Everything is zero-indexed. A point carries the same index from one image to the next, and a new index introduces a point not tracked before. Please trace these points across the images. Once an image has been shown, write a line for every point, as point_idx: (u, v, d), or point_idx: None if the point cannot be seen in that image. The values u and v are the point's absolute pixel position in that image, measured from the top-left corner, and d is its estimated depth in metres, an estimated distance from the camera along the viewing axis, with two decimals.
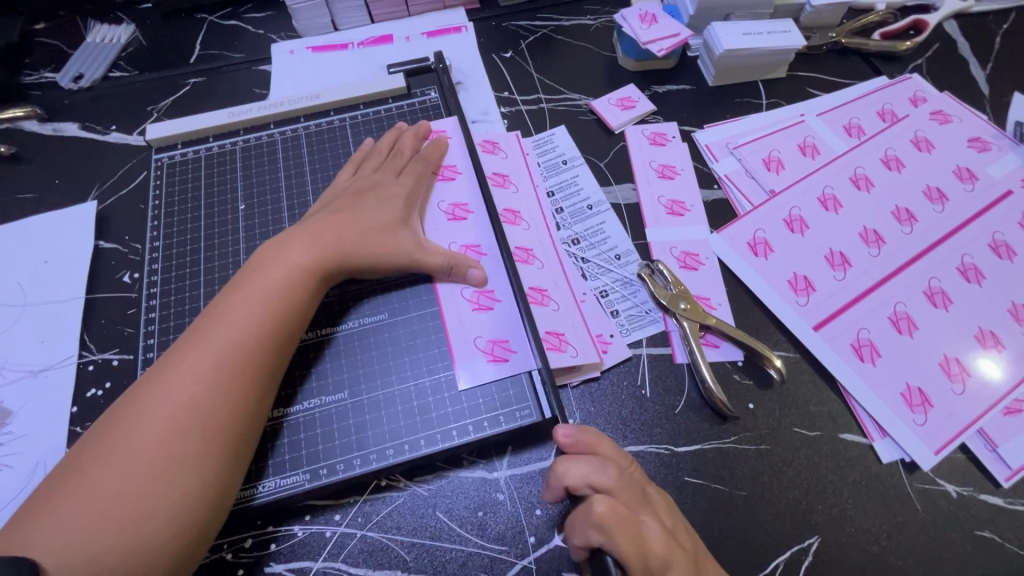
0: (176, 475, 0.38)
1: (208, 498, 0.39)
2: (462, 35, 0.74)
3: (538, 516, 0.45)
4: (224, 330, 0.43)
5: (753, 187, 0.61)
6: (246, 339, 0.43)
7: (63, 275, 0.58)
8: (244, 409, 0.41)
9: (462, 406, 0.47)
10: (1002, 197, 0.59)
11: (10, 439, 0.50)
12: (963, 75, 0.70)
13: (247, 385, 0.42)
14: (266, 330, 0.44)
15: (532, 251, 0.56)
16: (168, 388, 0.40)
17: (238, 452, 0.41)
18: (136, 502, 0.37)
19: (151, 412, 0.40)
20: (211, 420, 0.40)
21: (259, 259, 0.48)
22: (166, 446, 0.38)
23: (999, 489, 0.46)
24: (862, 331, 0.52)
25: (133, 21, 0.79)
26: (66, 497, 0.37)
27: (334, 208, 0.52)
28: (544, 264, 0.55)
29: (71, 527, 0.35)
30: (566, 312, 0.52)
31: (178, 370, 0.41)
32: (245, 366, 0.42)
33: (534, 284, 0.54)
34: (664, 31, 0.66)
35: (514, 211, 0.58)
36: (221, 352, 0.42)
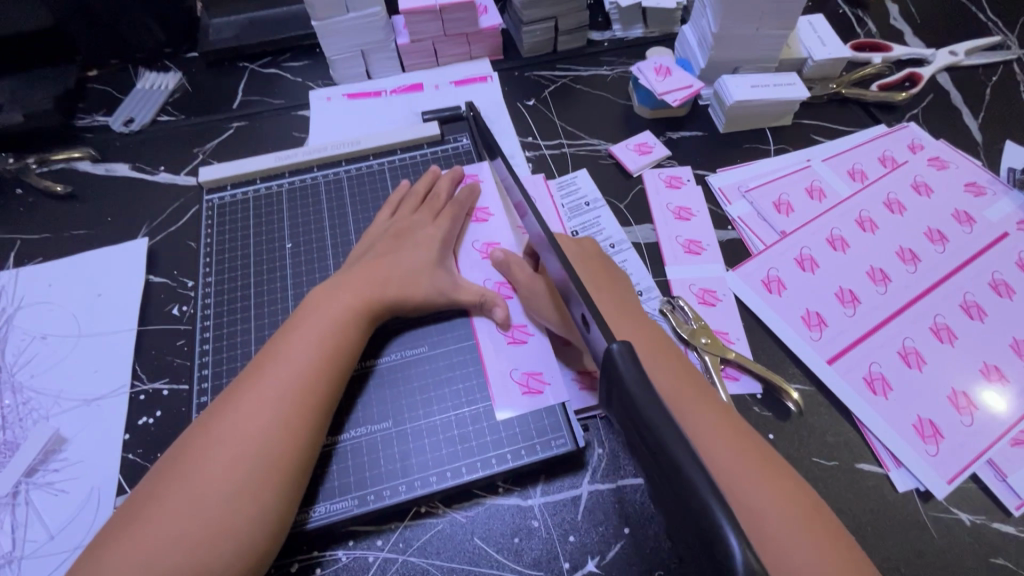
0: (241, 503, 0.41)
1: (268, 524, 0.41)
2: (488, 84, 0.80)
3: (572, 542, 0.47)
4: (285, 367, 0.46)
5: (765, 228, 0.65)
6: (306, 374, 0.46)
7: (115, 308, 0.61)
8: (303, 441, 0.44)
9: (500, 435, 0.50)
10: (999, 239, 0.63)
11: (66, 465, 0.52)
12: (957, 124, 0.75)
13: (305, 417, 0.45)
14: (322, 365, 0.47)
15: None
16: (236, 419, 0.44)
17: (296, 482, 0.43)
18: (205, 529, 0.39)
19: (220, 442, 0.43)
20: (274, 451, 0.43)
21: (313, 300, 0.52)
22: (233, 476, 0.41)
23: (1010, 517, 0.49)
24: (873, 366, 0.55)
25: (179, 69, 0.84)
26: (144, 524, 0.40)
27: (379, 250, 0.56)
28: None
29: (150, 551, 0.39)
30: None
31: (245, 404, 0.44)
32: (304, 400, 0.45)
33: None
34: (677, 83, 0.72)
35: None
36: (283, 386, 0.45)
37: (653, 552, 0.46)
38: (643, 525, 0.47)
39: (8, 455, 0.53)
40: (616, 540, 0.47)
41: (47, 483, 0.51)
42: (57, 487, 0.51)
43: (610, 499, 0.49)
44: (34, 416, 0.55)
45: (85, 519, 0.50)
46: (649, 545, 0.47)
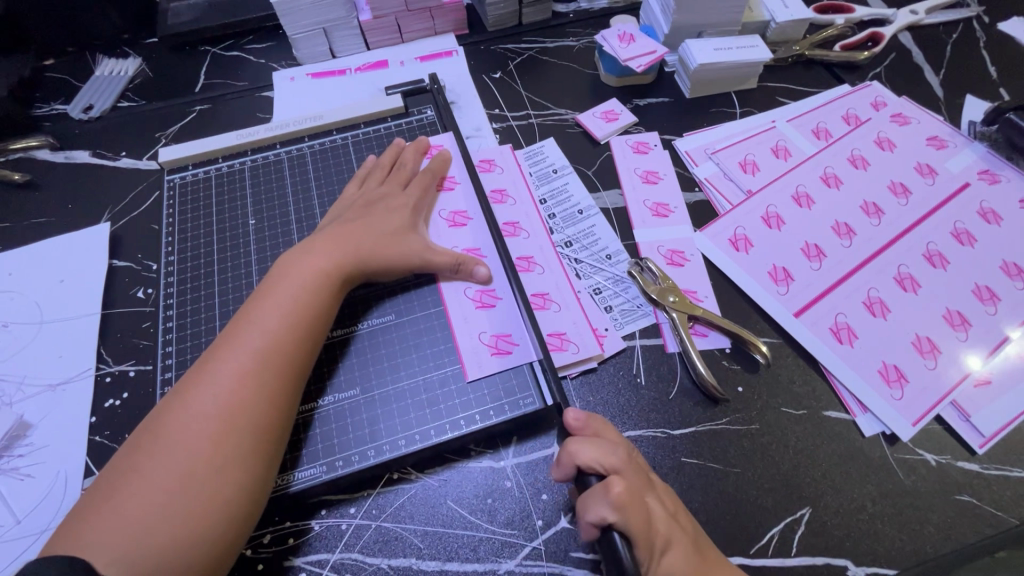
0: (224, 471, 0.41)
1: (253, 491, 0.42)
2: (453, 58, 0.79)
3: (545, 499, 0.47)
4: (256, 338, 0.46)
5: (732, 189, 0.65)
6: (281, 341, 0.46)
7: (78, 293, 0.60)
8: (281, 409, 0.44)
9: (469, 397, 0.50)
10: (961, 189, 0.64)
11: (31, 450, 0.52)
12: (919, 80, 0.75)
13: (284, 387, 0.45)
14: (296, 332, 0.47)
15: (530, 258, 0.60)
16: (212, 389, 0.43)
17: (276, 450, 0.44)
18: (191, 500, 0.39)
19: (196, 413, 0.42)
20: (254, 422, 0.43)
21: (282, 266, 0.51)
22: (214, 448, 0.41)
23: (975, 455, 0.49)
24: (839, 316, 0.55)
25: (139, 55, 0.83)
26: (124, 496, 0.39)
27: (345, 219, 0.55)
28: (542, 267, 0.59)
29: (134, 526, 0.38)
30: (565, 313, 0.56)
31: (219, 375, 0.44)
32: (281, 370, 0.45)
33: (538, 289, 0.58)
34: (641, 49, 0.72)
35: (513, 223, 0.62)
36: (257, 354, 0.45)
37: None
38: None
39: None
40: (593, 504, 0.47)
41: (13, 468, 0.51)
42: (23, 472, 0.50)
43: None
44: None
45: (53, 501, 0.49)
46: None
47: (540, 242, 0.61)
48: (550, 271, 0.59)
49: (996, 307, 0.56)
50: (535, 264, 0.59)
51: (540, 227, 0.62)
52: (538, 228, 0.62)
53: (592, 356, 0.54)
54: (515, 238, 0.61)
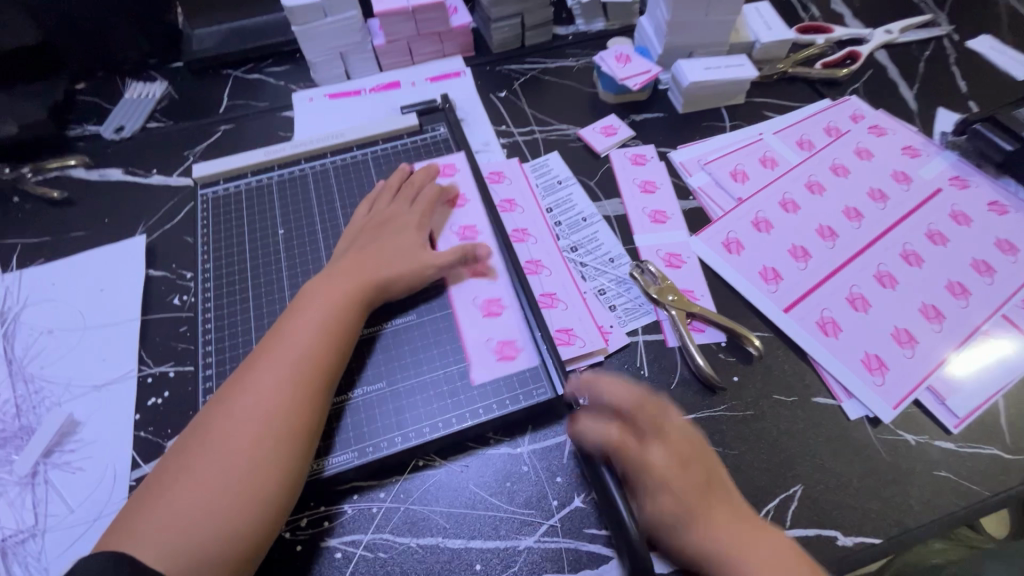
0: (261, 470, 0.45)
1: (285, 489, 0.45)
2: (462, 79, 0.85)
3: (560, 481, 0.52)
4: (292, 349, 0.50)
5: (724, 196, 0.71)
6: (312, 353, 0.50)
7: (118, 301, 0.65)
8: (311, 414, 0.48)
9: (486, 388, 0.55)
10: (934, 194, 0.69)
11: (81, 445, 0.56)
12: (894, 94, 0.81)
13: (315, 393, 0.49)
14: (325, 344, 0.51)
15: (536, 262, 0.65)
16: (250, 397, 0.48)
17: (307, 452, 0.48)
18: (231, 497, 0.44)
19: (236, 418, 0.47)
20: (287, 426, 0.47)
21: (313, 287, 0.56)
22: (253, 448, 0.45)
23: (950, 435, 0.54)
24: (825, 311, 0.60)
25: (165, 78, 0.88)
26: (174, 494, 0.44)
27: (364, 241, 0.61)
28: (548, 270, 0.64)
29: (182, 521, 0.43)
30: (570, 312, 0.61)
31: (257, 384, 0.48)
32: (312, 375, 0.49)
33: (544, 290, 0.62)
34: (637, 69, 0.77)
35: (521, 229, 0.67)
36: (290, 365, 0.49)
37: None
38: None
39: (24, 439, 0.56)
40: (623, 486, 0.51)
41: (64, 462, 0.55)
42: (74, 466, 0.54)
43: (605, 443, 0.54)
44: (46, 403, 0.58)
45: (103, 492, 0.53)
46: None
47: (546, 246, 0.66)
48: (555, 272, 0.64)
49: (967, 301, 0.61)
50: (542, 267, 0.64)
51: (546, 233, 0.67)
52: (544, 234, 0.67)
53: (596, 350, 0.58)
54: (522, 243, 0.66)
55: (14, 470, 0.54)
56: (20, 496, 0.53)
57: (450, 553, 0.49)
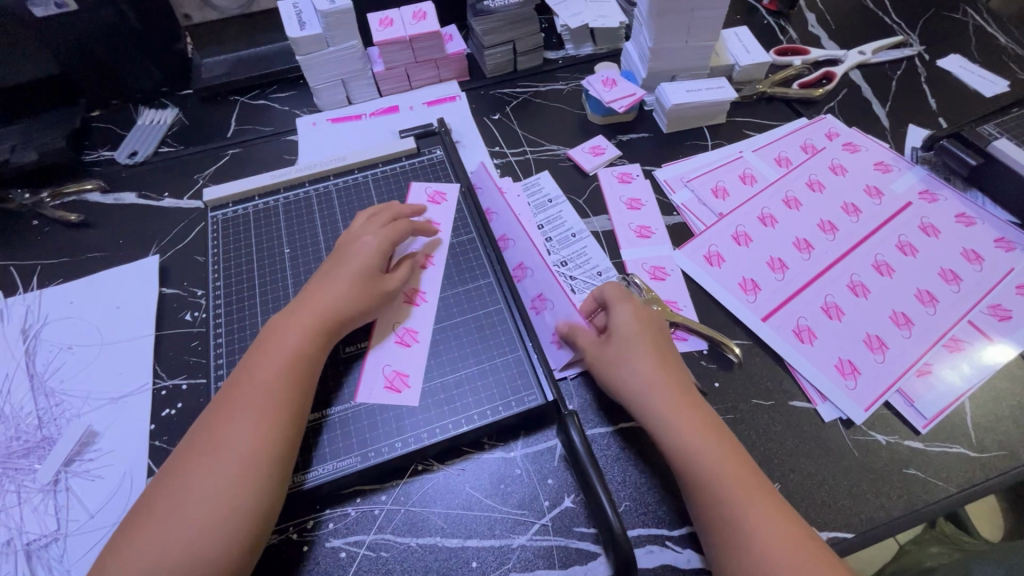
0: (227, 501, 0.47)
1: (250, 520, 0.47)
2: (457, 102, 0.89)
3: (551, 483, 0.55)
4: (256, 386, 0.52)
5: (705, 212, 0.75)
6: (275, 386, 0.52)
7: (133, 318, 0.68)
8: (276, 444, 0.50)
9: (481, 396, 0.58)
10: (904, 207, 0.73)
11: (100, 454, 0.59)
12: (868, 112, 0.86)
13: (279, 425, 0.51)
14: (287, 377, 0.53)
15: (518, 268, 0.68)
16: (218, 433, 0.50)
17: (276, 482, 0.49)
18: (197, 531, 0.45)
19: (205, 454, 0.49)
20: (252, 457, 0.48)
21: (277, 321, 0.57)
22: (223, 485, 0.47)
23: (919, 435, 0.57)
24: (800, 319, 0.64)
25: (176, 105, 0.93)
26: (145, 533, 0.46)
27: (323, 273, 0.61)
28: (529, 275, 0.67)
29: (151, 557, 0.44)
30: (553, 312, 0.63)
31: (225, 419, 0.50)
32: (275, 409, 0.51)
33: (530, 294, 0.66)
34: (623, 92, 0.82)
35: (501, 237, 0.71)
36: (254, 399, 0.51)
37: (620, 488, 0.54)
38: (610, 466, 0.55)
39: (46, 449, 0.60)
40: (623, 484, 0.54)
41: (84, 471, 0.58)
42: (93, 474, 0.58)
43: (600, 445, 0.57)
44: (66, 415, 0.62)
45: (121, 498, 0.56)
46: (612, 487, 0.54)
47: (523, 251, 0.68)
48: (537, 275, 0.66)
49: (935, 308, 0.64)
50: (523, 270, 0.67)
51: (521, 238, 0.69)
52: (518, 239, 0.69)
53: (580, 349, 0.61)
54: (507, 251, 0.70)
55: (37, 478, 0.57)
56: (43, 503, 0.56)
57: (448, 551, 0.52)
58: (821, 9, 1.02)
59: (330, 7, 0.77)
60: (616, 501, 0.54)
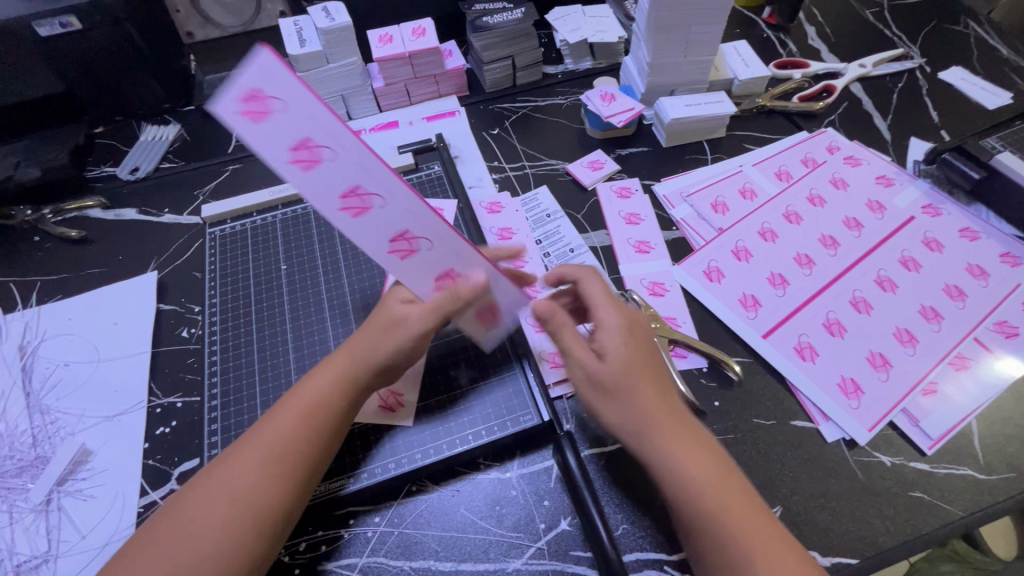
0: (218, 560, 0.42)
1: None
2: (456, 117, 0.89)
3: (547, 505, 0.54)
4: (278, 436, 0.48)
5: (705, 226, 0.74)
6: (297, 439, 0.48)
7: (130, 335, 0.68)
8: (285, 504, 0.46)
9: (476, 416, 0.58)
10: (907, 222, 0.72)
11: (93, 473, 0.58)
12: (870, 125, 0.85)
13: (293, 485, 0.47)
14: (311, 431, 0.49)
15: (321, 153, 0.41)
16: (227, 480, 0.45)
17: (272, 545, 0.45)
18: None
19: (208, 502, 0.44)
20: (257, 516, 0.44)
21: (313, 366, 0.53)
22: (217, 544, 0.43)
23: (924, 456, 0.56)
24: (802, 336, 0.63)
25: (178, 121, 0.93)
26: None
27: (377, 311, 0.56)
28: (337, 163, 0.41)
29: None
30: (392, 212, 0.45)
31: (236, 467, 0.46)
32: (291, 468, 0.47)
33: (387, 229, 0.46)
34: (621, 106, 0.81)
35: (268, 109, 0.38)
36: (272, 450, 0.47)
37: (617, 511, 0.53)
38: (607, 488, 0.54)
39: (39, 469, 0.59)
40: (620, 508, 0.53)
41: (77, 490, 0.58)
42: (86, 494, 0.57)
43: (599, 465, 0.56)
44: (61, 433, 0.61)
45: (112, 519, 0.56)
46: (609, 510, 0.53)
47: (312, 107, 0.39)
48: (351, 154, 0.41)
49: (940, 325, 0.63)
50: (325, 151, 0.41)
51: (310, 95, 0.38)
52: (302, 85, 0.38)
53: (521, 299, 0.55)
54: (291, 168, 0.40)
55: (29, 498, 0.57)
56: (34, 524, 0.56)
57: None
58: (821, 22, 1.02)
59: (330, 25, 0.77)
60: (613, 524, 0.52)
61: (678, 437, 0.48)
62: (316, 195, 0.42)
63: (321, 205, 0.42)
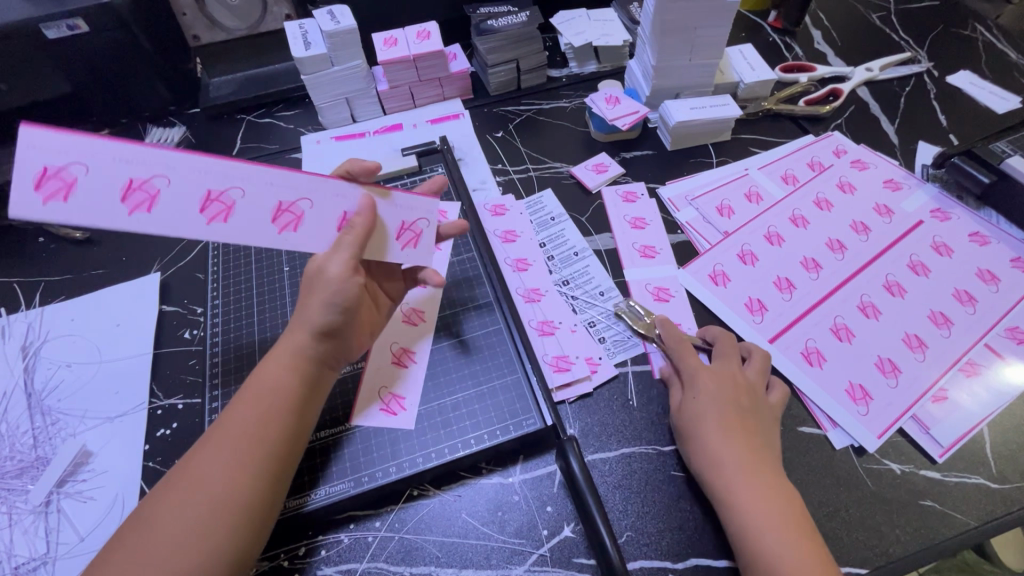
0: (193, 548, 0.42)
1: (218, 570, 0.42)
2: (461, 120, 0.89)
3: (550, 511, 0.53)
4: (245, 421, 0.47)
5: (711, 230, 0.73)
6: (263, 421, 0.48)
7: (132, 335, 0.68)
8: (259, 491, 0.45)
9: (478, 420, 0.57)
10: (915, 226, 0.71)
11: (93, 475, 0.58)
12: (877, 129, 0.84)
13: (266, 470, 0.46)
14: (278, 415, 0.48)
15: (153, 186, 0.43)
16: (199, 470, 0.45)
17: (253, 531, 0.45)
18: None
19: (180, 494, 0.44)
20: (232, 504, 0.44)
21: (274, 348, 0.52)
22: (191, 533, 0.42)
23: (935, 464, 0.55)
24: (809, 341, 0.62)
25: (183, 124, 0.94)
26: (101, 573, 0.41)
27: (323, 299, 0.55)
28: (176, 189, 0.44)
29: None
30: (256, 194, 0.47)
31: (206, 456, 0.46)
32: (259, 450, 0.46)
33: (267, 208, 0.48)
34: (626, 110, 0.81)
35: (71, 181, 0.40)
36: (242, 438, 0.47)
37: (621, 517, 0.52)
38: (611, 494, 0.54)
39: (39, 470, 0.59)
40: (625, 514, 0.52)
41: (77, 492, 0.57)
42: (86, 495, 0.57)
43: (602, 472, 0.55)
44: (62, 434, 0.61)
45: (112, 520, 0.55)
46: (613, 517, 0.52)
47: (111, 151, 0.41)
48: (175, 172, 0.43)
49: (950, 331, 0.62)
50: (156, 180, 0.43)
51: (114, 143, 0.41)
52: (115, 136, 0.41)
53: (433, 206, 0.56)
54: (137, 215, 0.43)
55: (28, 499, 0.57)
56: (33, 525, 0.55)
57: None
58: (827, 27, 1.01)
59: (335, 27, 0.77)
60: (617, 531, 0.51)
61: (745, 464, 0.50)
62: (177, 225, 0.45)
63: (188, 232, 0.45)
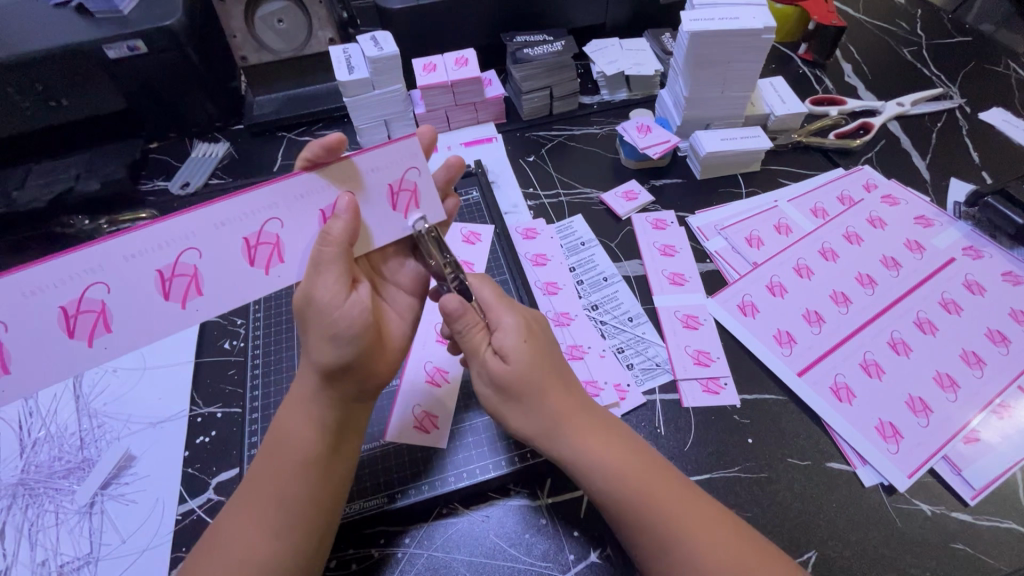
0: None
1: None
2: (494, 143, 0.92)
3: (576, 536, 0.54)
4: (271, 481, 0.49)
5: (740, 260, 0.74)
6: (285, 480, 0.49)
7: (175, 344, 0.70)
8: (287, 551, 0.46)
9: (508, 441, 0.58)
10: (947, 264, 0.71)
11: (135, 479, 0.60)
12: (908, 165, 0.85)
13: (292, 529, 0.47)
14: (300, 470, 0.49)
15: (92, 303, 0.47)
16: (230, 535, 0.47)
17: None
18: None
19: (214, 559, 0.46)
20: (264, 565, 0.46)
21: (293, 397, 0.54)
22: None
23: (966, 506, 0.55)
24: (838, 376, 0.62)
25: (227, 140, 0.98)
26: None
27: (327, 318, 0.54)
28: (116, 294, 0.47)
29: None
30: (213, 251, 0.49)
31: (236, 519, 0.48)
32: (283, 509, 0.48)
33: (236, 251, 0.50)
34: (658, 139, 0.83)
35: None
36: (269, 500, 0.48)
37: None
38: None
39: (85, 471, 0.61)
40: None
41: (119, 494, 0.59)
42: (128, 498, 0.59)
43: None
44: (107, 437, 0.64)
45: (153, 523, 0.57)
46: None
47: (16, 289, 0.44)
48: (104, 277, 0.46)
49: (982, 371, 0.62)
50: (93, 293, 0.46)
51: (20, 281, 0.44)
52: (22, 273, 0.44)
53: (415, 152, 0.52)
54: (97, 337, 0.48)
55: (75, 499, 0.59)
56: (79, 525, 0.58)
57: None
58: (858, 60, 1.02)
59: (378, 53, 0.81)
60: None
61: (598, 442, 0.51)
62: (150, 315, 0.49)
63: (165, 315, 0.50)
